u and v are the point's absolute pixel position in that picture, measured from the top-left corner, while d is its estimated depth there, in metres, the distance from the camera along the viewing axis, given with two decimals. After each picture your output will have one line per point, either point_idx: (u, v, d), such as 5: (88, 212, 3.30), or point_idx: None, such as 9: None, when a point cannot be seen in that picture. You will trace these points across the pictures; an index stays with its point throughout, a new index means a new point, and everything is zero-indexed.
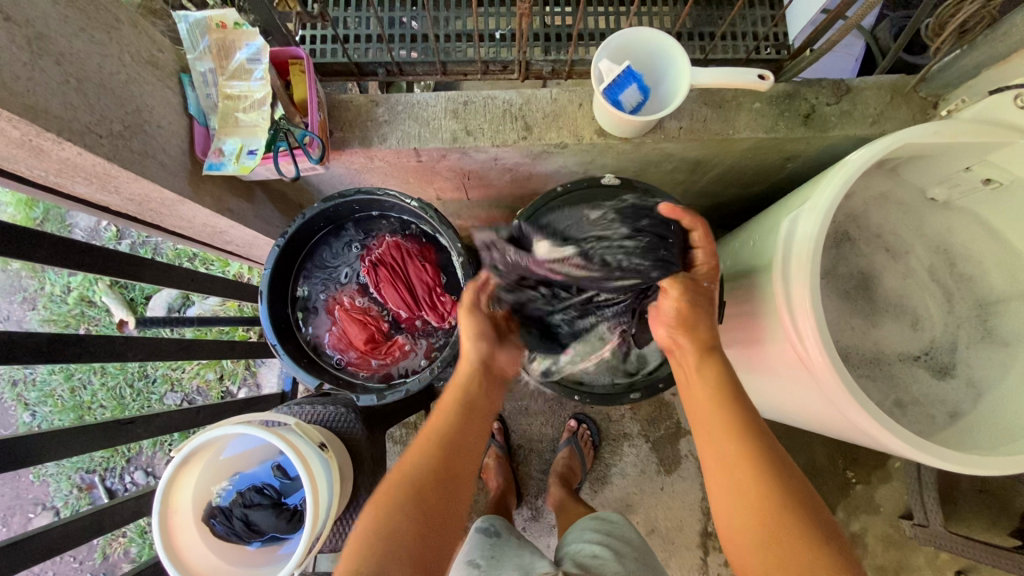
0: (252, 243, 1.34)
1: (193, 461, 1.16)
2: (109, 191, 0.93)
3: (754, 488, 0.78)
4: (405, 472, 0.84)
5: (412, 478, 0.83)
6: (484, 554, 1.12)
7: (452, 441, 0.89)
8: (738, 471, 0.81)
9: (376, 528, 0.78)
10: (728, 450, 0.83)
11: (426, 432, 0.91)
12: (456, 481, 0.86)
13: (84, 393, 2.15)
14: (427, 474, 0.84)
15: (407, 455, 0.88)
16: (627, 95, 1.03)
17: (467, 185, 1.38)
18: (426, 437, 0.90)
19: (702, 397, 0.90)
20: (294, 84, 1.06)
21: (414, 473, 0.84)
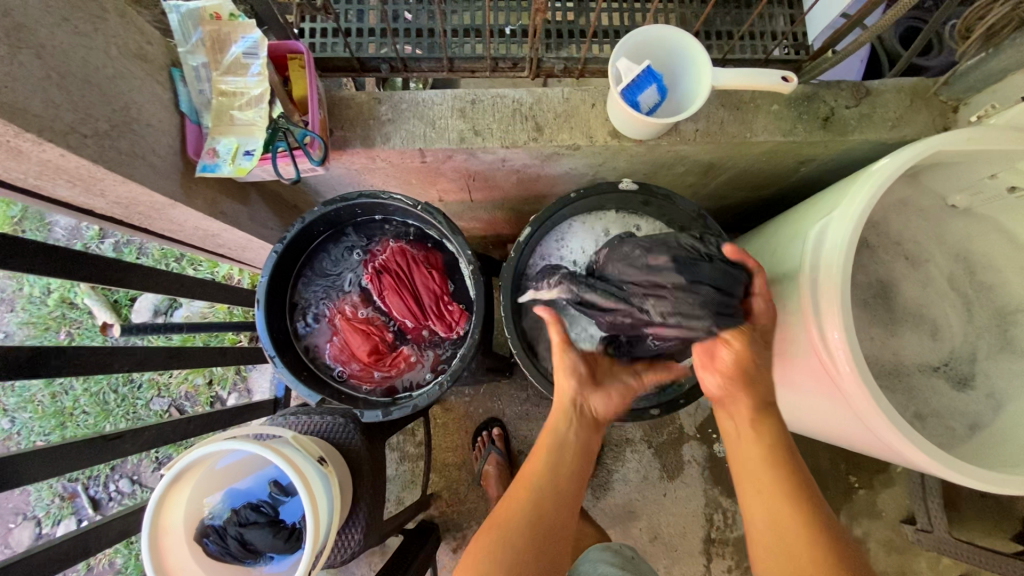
0: (245, 247, 1.28)
1: (184, 479, 1.09)
2: (94, 194, 0.87)
3: (806, 551, 0.77)
4: (489, 541, 0.84)
5: (496, 549, 0.82)
6: None
7: (541, 504, 0.88)
8: (783, 521, 0.81)
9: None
10: (779, 509, 0.82)
11: (510, 497, 0.90)
12: (550, 549, 0.84)
13: (66, 398, 2.07)
14: (511, 542, 0.83)
15: (490, 521, 0.88)
16: (646, 96, 0.98)
17: (471, 186, 1.33)
18: (511, 500, 0.89)
19: (749, 449, 0.89)
20: (294, 80, 1.00)
21: (499, 544, 0.83)
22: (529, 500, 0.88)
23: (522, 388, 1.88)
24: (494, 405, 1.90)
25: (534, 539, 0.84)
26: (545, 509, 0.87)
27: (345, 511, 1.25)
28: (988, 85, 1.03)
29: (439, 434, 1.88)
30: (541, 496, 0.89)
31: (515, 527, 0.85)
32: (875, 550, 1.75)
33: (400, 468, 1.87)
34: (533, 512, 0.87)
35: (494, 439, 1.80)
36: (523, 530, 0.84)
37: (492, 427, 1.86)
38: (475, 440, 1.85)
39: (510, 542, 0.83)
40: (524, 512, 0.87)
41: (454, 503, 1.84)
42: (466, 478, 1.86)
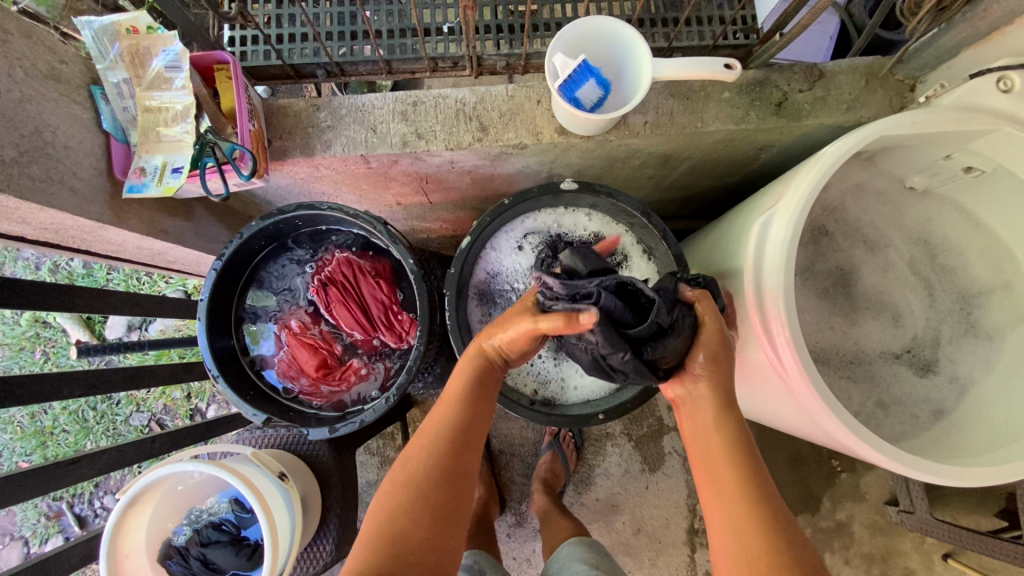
0: (197, 262, 1.25)
1: (142, 501, 1.09)
2: (17, 222, 0.84)
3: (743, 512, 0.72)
4: (379, 518, 0.75)
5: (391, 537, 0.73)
6: None
7: (440, 474, 0.79)
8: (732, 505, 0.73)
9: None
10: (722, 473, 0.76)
11: (405, 465, 0.80)
12: (451, 522, 0.77)
13: (45, 417, 2.06)
14: (405, 520, 0.74)
15: (382, 494, 0.78)
16: (586, 92, 0.94)
17: (425, 189, 1.30)
18: (408, 470, 0.80)
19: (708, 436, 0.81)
20: (221, 92, 0.96)
21: (397, 522, 0.74)
22: (426, 470, 0.79)
23: None
24: None
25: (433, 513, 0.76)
26: (446, 478, 0.79)
27: (311, 526, 1.25)
28: (942, 62, 1.00)
29: None
30: (443, 464, 0.80)
31: (410, 501, 0.76)
32: (860, 533, 1.73)
33: (381, 472, 1.87)
34: (433, 483, 0.78)
35: None
36: (419, 506, 0.76)
37: None
38: None
39: (410, 520, 0.75)
40: (421, 485, 0.78)
41: None
42: None
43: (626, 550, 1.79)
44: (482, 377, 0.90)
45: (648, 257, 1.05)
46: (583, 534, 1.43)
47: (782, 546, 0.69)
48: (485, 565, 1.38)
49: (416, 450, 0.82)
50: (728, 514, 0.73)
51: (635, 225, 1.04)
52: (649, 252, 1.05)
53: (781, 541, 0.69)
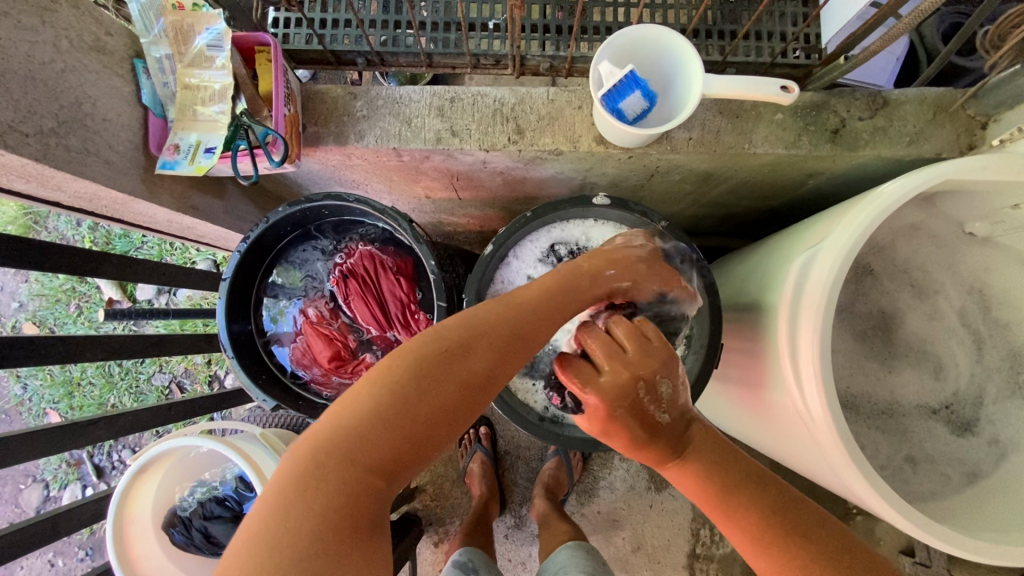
0: (225, 238, 1.26)
1: (153, 468, 1.11)
2: (52, 189, 0.85)
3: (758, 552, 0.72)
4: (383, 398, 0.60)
5: (396, 418, 0.60)
6: None
7: (474, 381, 0.64)
8: (745, 547, 0.74)
9: (299, 478, 0.57)
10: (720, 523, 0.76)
11: (435, 346, 0.63)
12: (444, 431, 0.63)
13: (74, 369, 2.14)
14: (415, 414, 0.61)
15: (390, 366, 0.62)
16: (629, 104, 0.90)
17: (455, 186, 1.28)
18: (435, 357, 0.63)
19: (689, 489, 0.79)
20: (261, 74, 0.95)
21: (398, 420, 0.60)
22: (457, 367, 0.63)
23: None
24: None
25: (442, 416, 0.62)
26: (480, 384, 0.64)
27: None
28: (1022, 102, 0.92)
29: None
30: (477, 367, 0.64)
31: (424, 396, 0.61)
32: None
33: None
34: (457, 387, 0.63)
35: (480, 438, 1.87)
36: (433, 404, 0.62)
37: (480, 426, 1.92)
38: (464, 437, 1.94)
39: (412, 422, 0.61)
40: (447, 383, 0.62)
41: (438, 497, 1.89)
42: (451, 475, 1.90)
43: (623, 566, 1.77)
44: (564, 295, 0.74)
45: None
46: (581, 539, 1.41)
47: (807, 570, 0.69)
48: (480, 565, 1.40)
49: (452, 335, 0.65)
50: (745, 552, 0.74)
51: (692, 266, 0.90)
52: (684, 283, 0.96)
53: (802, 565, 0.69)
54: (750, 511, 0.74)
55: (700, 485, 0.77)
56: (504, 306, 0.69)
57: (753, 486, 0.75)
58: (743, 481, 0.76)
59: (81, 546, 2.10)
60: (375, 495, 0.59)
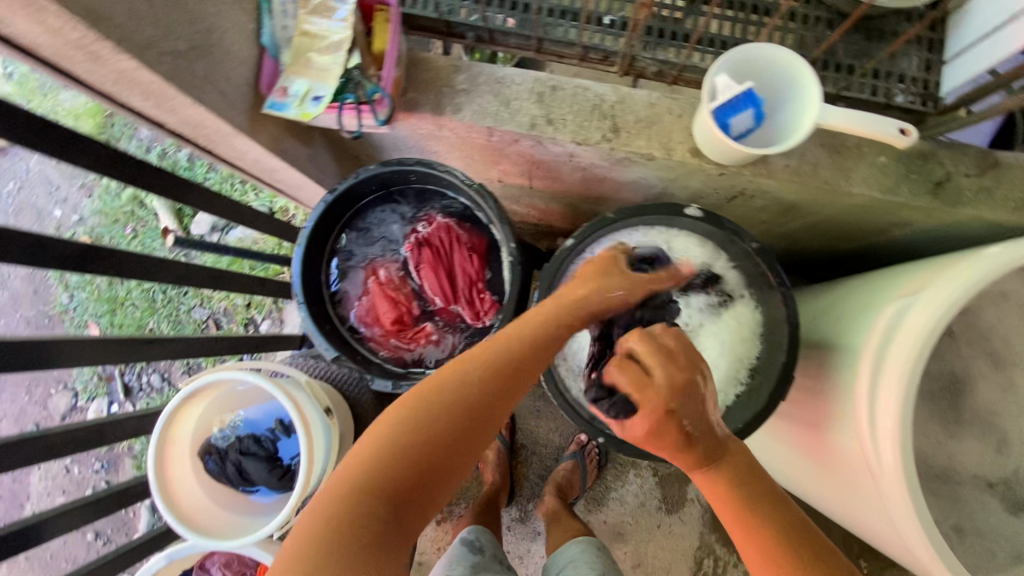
0: (300, 188, 1.29)
1: (202, 394, 1.15)
2: (165, 110, 0.87)
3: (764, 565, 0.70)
4: (409, 415, 0.65)
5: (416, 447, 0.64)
6: (460, 568, 1.29)
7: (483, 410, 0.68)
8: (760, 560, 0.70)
9: (331, 513, 0.59)
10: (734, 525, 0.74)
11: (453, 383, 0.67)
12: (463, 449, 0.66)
13: (120, 288, 2.21)
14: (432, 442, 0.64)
15: (406, 414, 0.65)
16: (738, 120, 0.89)
17: (531, 174, 1.28)
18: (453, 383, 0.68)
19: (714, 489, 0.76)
20: (376, 32, 0.96)
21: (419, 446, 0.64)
22: (471, 388, 0.68)
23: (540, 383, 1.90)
24: None
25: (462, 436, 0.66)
26: (487, 412, 0.68)
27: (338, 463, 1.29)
28: None
29: None
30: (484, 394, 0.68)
31: (444, 414, 0.66)
32: None
33: None
34: (467, 417, 0.67)
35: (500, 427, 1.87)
36: (450, 421, 0.66)
37: None
38: None
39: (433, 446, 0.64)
40: (463, 411, 0.67)
41: None
42: None
43: None
44: (572, 318, 0.77)
45: (754, 305, 0.95)
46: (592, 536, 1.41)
47: None
48: (487, 545, 1.40)
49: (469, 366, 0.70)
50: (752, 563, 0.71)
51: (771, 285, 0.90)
52: (759, 302, 0.94)
53: None
54: (766, 522, 0.71)
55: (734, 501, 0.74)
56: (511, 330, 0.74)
57: (781, 508, 0.73)
58: (772, 499, 0.73)
59: (98, 458, 2.16)
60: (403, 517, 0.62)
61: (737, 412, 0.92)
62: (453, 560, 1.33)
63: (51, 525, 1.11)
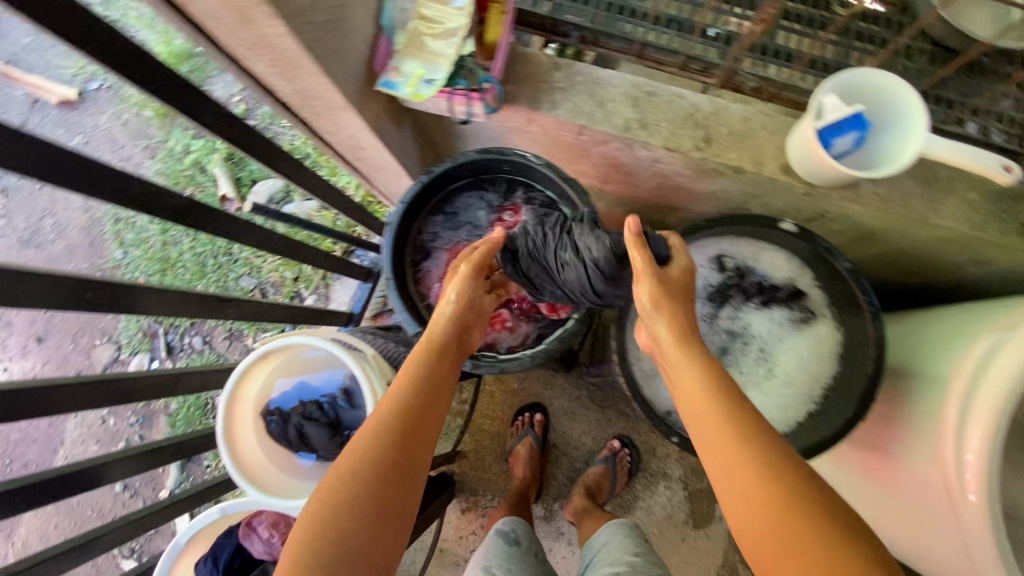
0: (381, 167, 1.32)
1: (273, 356, 1.17)
2: (287, 78, 0.91)
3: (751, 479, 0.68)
4: (358, 448, 0.77)
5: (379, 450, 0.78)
6: (496, 563, 1.30)
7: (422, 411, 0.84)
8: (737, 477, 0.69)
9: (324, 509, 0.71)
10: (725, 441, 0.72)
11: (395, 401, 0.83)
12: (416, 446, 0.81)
13: (173, 249, 2.26)
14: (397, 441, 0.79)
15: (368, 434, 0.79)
16: (841, 142, 0.91)
17: (607, 177, 1.30)
18: (381, 420, 0.81)
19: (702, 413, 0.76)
20: (489, 22, 0.99)
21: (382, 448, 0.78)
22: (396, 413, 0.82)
23: (577, 385, 1.92)
24: (543, 391, 1.94)
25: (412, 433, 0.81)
26: (426, 412, 0.84)
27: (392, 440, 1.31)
28: None
29: (483, 402, 1.96)
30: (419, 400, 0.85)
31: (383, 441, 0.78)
32: None
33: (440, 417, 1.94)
34: (413, 421, 0.82)
35: (534, 423, 1.86)
36: (399, 424, 0.81)
37: (535, 412, 1.90)
38: (515, 419, 1.91)
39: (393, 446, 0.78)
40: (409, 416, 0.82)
41: (477, 468, 1.93)
42: (495, 450, 1.93)
43: None
44: (458, 325, 0.96)
45: (834, 323, 0.97)
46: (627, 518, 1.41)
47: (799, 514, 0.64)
48: (523, 537, 1.42)
49: (395, 396, 0.84)
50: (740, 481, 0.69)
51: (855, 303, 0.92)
52: (839, 321, 0.96)
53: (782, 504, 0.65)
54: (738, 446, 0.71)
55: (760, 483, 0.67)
56: (428, 362, 0.91)
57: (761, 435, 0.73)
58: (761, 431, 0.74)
59: (135, 411, 2.21)
60: (389, 507, 0.74)
61: (810, 428, 0.94)
62: (490, 551, 1.35)
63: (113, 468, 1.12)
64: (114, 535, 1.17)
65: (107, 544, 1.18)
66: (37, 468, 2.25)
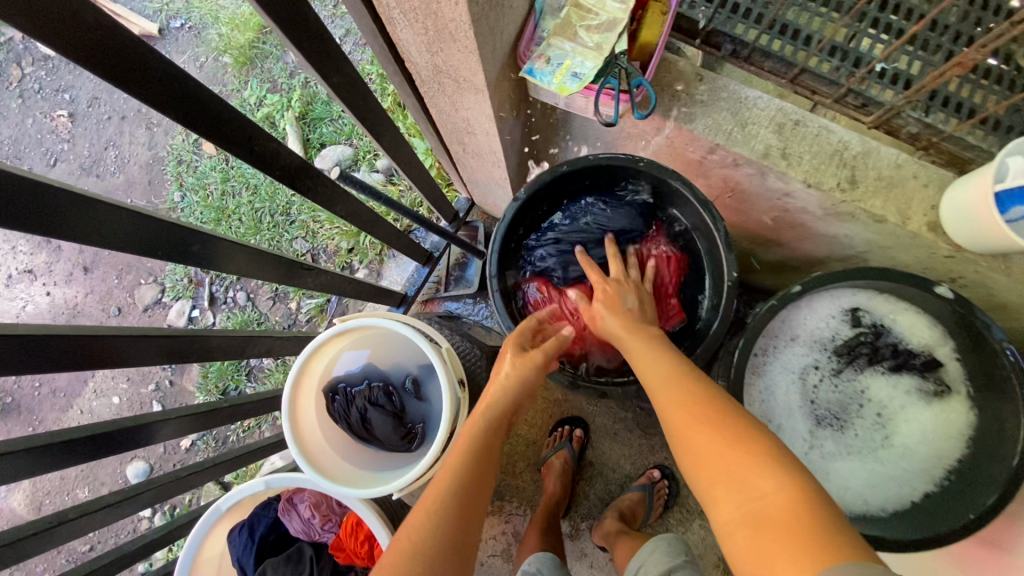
0: (480, 154, 1.25)
1: (348, 333, 1.11)
2: (430, 50, 0.85)
3: (716, 450, 0.67)
4: (416, 538, 0.70)
5: (431, 533, 0.71)
6: None
7: (475, 478, 0.77)
8: (707, 449, 0.68)
9: None
10: (691, 414, 0.71)
11: (447, 474, 0.77)
12: (471, 514, 0.75)
13: (231, 200, 2.22)
14: (460, 513, 0.74)
15: (421, 514, 0.73)
16: (1016, 211, 0.84)
17: (716, 200, 1.22)
18: (428, 507, 0.74)
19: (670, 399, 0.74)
20: (647, 22, 0.91)
21: (436, 527, 0.72)
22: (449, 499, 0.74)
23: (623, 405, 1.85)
24: (587, 406, 1.87)
25: (465, 507, 0.75)
26: (478, 481, 0.77)
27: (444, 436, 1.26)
28: None
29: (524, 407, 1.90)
30: (470, 472, 0.77)
31: (442, 533, 0.71)
32: None
33: None
34: (467, 495, 0.75)
35: (572, 438, 1.79)
36: (456, 500, 0.74)
37: (576, 426, 1.83)
38: (554, 429, 1.84)
39: (447, 523, 0.72)
40: (464, 487, 0.76)
41: (507, 472, 1.87)
42: (528, 457, 1.87)
43: None
44: (512, 392, 0.87)
45: (970, 404, 0.89)
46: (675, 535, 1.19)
47: (774, 486, 0.62)
48: None
49: (448, 476, 0.76)
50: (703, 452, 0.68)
51: (999, 388, 0.84)
52: (977, 402, 0.89)
53: (750, 469, 0.64)
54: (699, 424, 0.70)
55: (697, 411, 0.71)
56: (483, 432, 0.83)
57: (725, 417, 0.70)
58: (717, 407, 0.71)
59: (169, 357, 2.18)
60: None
61: (927, 510, 0.87)
62: None
63: (164, 426, 1.07)
64: (154, 493, 1.13)
65: (148, 500, 1.14)
66: (65, 397, 2.24)
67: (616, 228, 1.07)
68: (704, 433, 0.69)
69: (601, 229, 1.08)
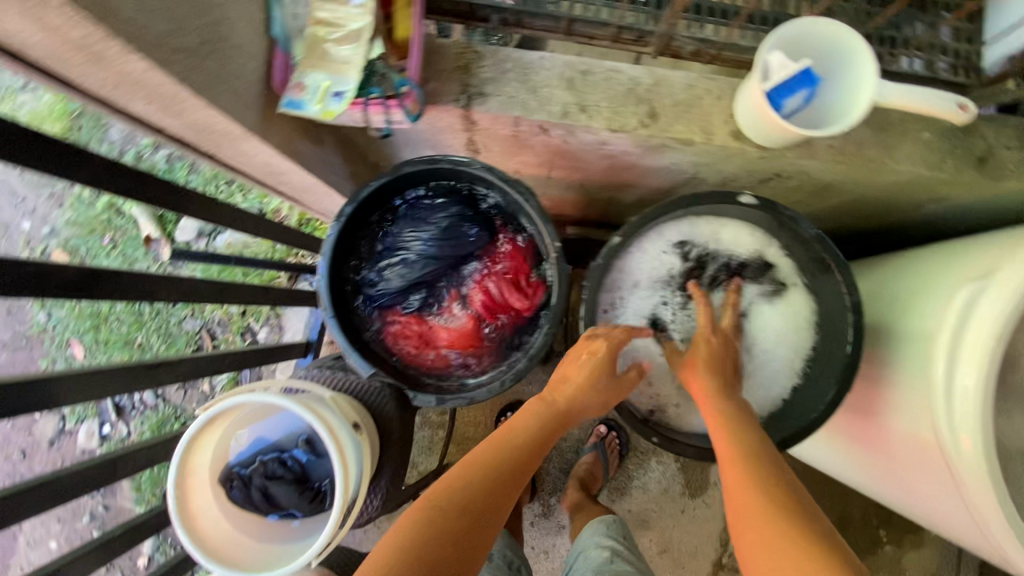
0: (306, 190, 1.19)
1: (220, 418, 1.06)
2: (170, 115, 0.78)
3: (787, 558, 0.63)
4: (417, 525, 0.71)
5: (433, 525, 0.71)
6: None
7: (491, 495, 0.77)
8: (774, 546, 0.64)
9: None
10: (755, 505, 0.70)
11: (461, 481, 0.78)
12: (476, 531, 0.74)
13: (103, 303, 2.06)
14: (458, 523, 0.73)
15: (423, 510, 0.74)
16: (792, 101, 0.87)
17: (552, 164, 1.21)
18: (433, 502, 0.75)
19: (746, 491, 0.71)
20: (398, 18, 0.89)
21: (439, 523, 0.72)
22: (474, 505, 0.75)
23: None
24: None
25: (471, 520, 0.74)
26: (494, 496, 0.78)
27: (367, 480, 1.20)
28: None
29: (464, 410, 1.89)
30: (484, 489, 0.78)
31: (439, 534, 0.70)
32: None
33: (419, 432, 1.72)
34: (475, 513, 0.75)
35: None
36: (462, 512, 0.74)
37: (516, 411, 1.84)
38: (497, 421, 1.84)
39: (448, 524, 0.72)
40: (474, 503, 0.75)
41: None
42: None
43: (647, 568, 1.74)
44: (558, 421, 0.89)
45: (806, 293, 0.97)
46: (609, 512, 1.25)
47: None
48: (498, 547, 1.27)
49: (467, 480, 0.78)
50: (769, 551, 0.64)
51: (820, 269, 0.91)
52: (811, 289, 0.96)
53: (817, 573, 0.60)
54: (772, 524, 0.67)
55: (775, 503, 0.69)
56: (524, 452, 0.84)
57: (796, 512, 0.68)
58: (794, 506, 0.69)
59: None
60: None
61: (798, 405, 0.94)
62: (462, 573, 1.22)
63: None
64: None
65: None
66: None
67: (459, 247, 1.04)
68: (776, 536, 0.65)
69: (436, 247, 1.02)
